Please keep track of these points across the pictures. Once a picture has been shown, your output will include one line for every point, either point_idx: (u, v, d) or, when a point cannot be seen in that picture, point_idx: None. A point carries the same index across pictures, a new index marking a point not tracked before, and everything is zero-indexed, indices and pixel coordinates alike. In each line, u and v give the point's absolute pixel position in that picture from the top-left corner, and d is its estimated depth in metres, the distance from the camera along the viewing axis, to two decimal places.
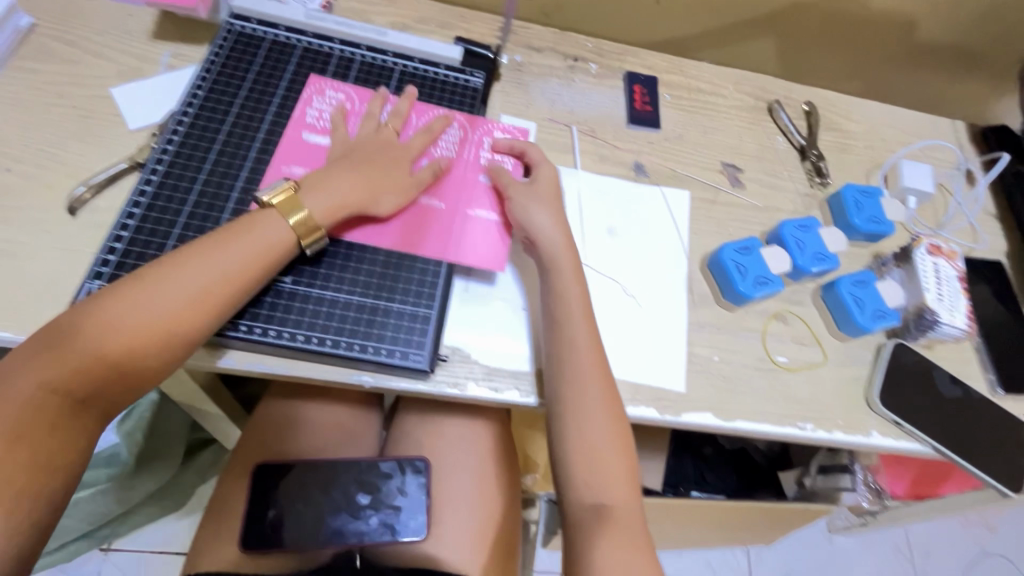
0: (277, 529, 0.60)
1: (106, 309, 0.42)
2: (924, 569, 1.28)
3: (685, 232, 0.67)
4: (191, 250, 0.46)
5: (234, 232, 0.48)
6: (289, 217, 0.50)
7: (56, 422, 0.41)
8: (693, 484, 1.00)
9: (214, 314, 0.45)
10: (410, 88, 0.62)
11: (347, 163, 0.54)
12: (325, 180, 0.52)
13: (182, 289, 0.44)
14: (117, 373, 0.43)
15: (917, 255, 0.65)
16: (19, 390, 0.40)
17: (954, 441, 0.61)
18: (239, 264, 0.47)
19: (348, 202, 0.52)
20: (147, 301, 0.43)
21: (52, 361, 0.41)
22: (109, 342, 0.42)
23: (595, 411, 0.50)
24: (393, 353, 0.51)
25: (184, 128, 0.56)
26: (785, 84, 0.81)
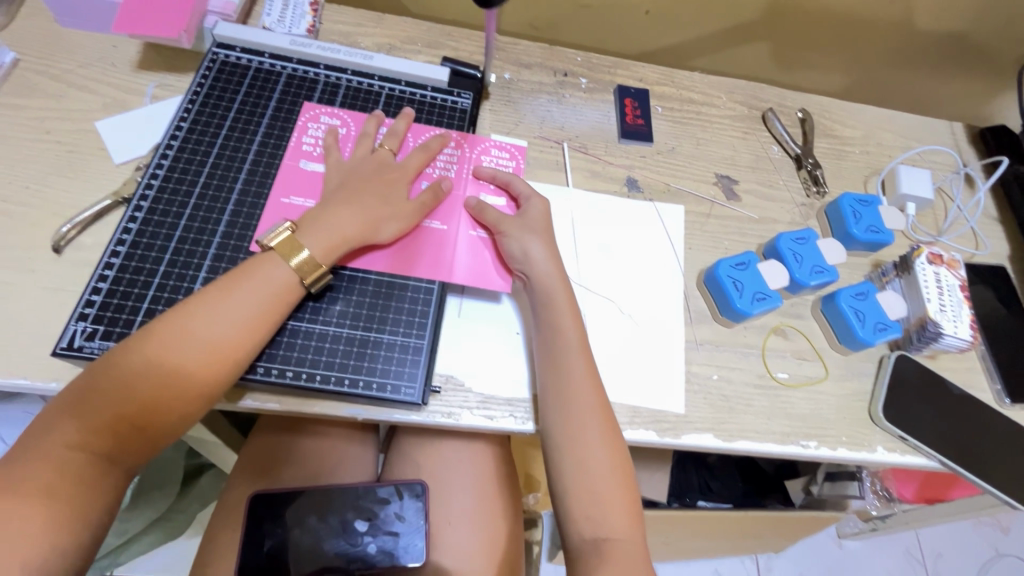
0: (274, 559, 0.59)
1: (125, 363, 0.43)
2: (936, 573, 1.26)
3: (680, 248, 0.66)
4: (207, 296, 0.46)
5: (243, 275, 0.47)
6: (290, 259, 0.49)
7: (86, 478, 0.41)
8: (699, 494, 0.99)
9: (231, 360, 0.45)
10: (408, 109, 0.62)
11: (344, 194, 0.53)
12: (323, 215, 0.51)
13: (197, 338, 0.44)
14: (142, 428, 0.43)
15: (917, 264, 0.64)
16: (47, 451, 0.40)
17: (962, 455, 0.60)
18: (251, 307, 0.46)
19: (347, 236, 0.51)
20: (163, 353, 0.43)
21: (81, 421, 0.41)
22: (131, 396, 0.42)
23: (592, 440, 0.49)
24: (385, 386, 0.51)
25: (169, 162, 0.55)
26: (779, 91, 0.80)
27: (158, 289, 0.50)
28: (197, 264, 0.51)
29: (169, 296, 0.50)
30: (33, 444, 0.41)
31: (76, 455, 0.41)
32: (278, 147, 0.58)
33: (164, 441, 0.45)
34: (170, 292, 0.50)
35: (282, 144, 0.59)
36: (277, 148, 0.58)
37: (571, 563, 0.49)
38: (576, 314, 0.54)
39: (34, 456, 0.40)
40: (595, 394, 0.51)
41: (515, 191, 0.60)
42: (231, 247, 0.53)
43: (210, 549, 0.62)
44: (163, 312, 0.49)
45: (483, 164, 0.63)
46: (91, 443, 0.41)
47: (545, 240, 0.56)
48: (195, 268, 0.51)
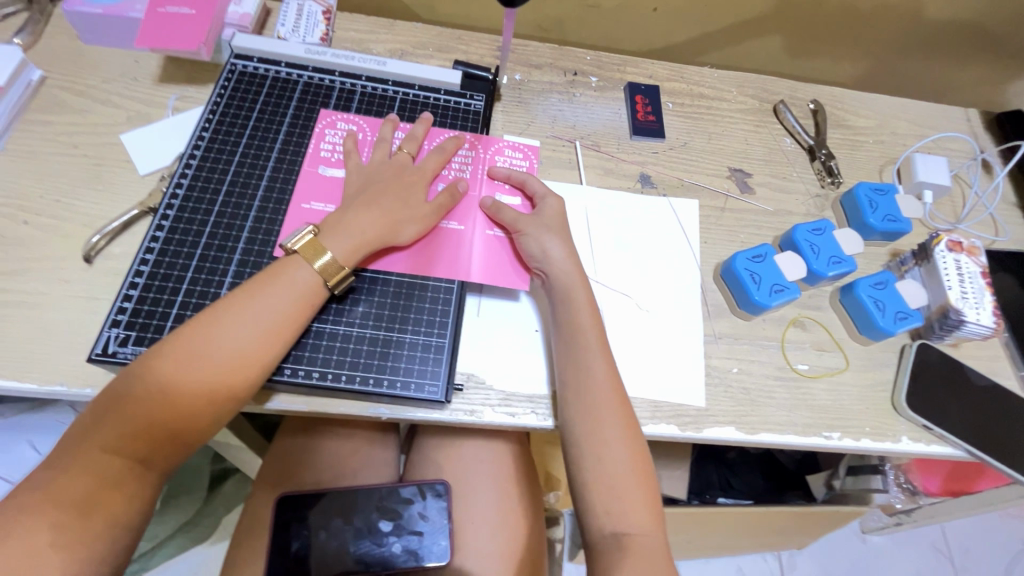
0: (302, 560, 0.60)
1: (157, 368, 0.43)
2: (964, 567, 1.24)
3: (695, 242, 0.66)
4: (236, 302, 0.47)
5: (268, 280, 0.48)
6: (314, 262, 0.50)
7: (122, 483, 0.42)
8: (719, 491, 0.99)
9: (259, 364, 0.46)
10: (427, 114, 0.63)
11: (364, 198, 0.54)
12: (344, 220, 0.52)
13: (226, 343, 0.45)
14: (174, 432, 0.44)
15: (937, 252, 0.63)
16: (84, 457, 0.41)
17: (990, 443, 0.59)
18: (278, 311, 0.47)
19: (368, 239, 0.52)
20: (194, 359, 0.44)
21: (117, 428, 0.42)
22: (163, 401, 0.43)
23: (613, 435, 0.50)
24: (408, 385, 0.51)
25: (193, 171, 0.57)
26: (790, 83, 0.80)
27: (186, 295, 0.51)
28: (223, 269, 0.53)
29: (197, 301, 0.51)
30: (71, 449, 0.41)
31: (112, 460, 0.42)
32: (297, 153, 0.60)
33: (194, 445, 0.46)
34: (198, 298, 0.51)
35: (301, 150, 0.60)
36: (296, 154, 0.59)
37: (592, 556, 0.49)
38: (594, 310, 0.54)
39: (71, 461, 0.41)
40: (614, 389, 0.51)
41: (531, 191, 0.60)
42: (255, 253, 0.54)
43: (238, 550, 0.63)
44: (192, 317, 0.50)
45: (497, 164, 0.63)
46: (125, 448, 0.42)
47: (562, 238, 0.57)
48: (221, 274, 0.52)
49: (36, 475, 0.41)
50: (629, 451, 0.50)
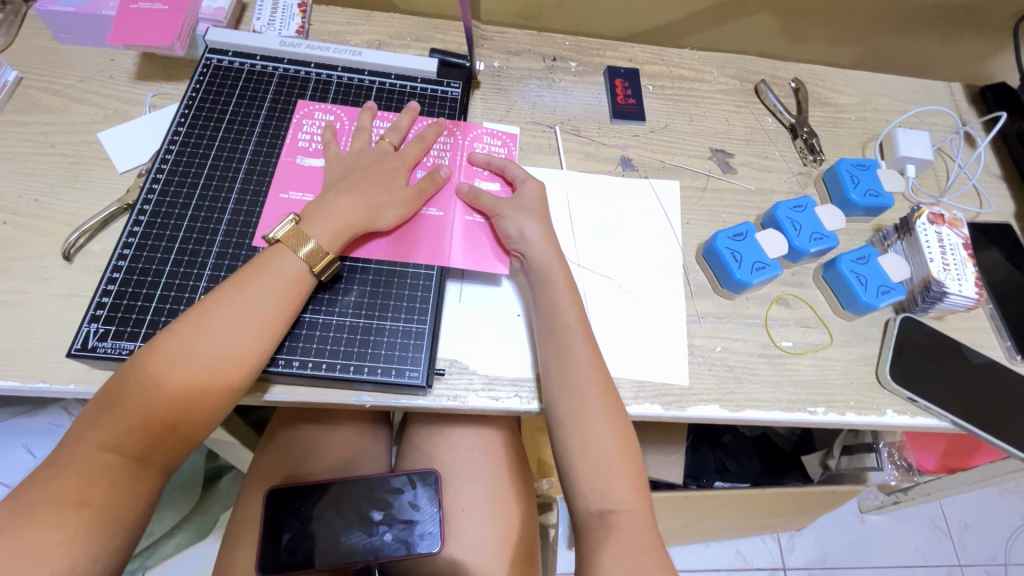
0: (292, 553, 0.60)
1: (151, 365, 0.43)
2: (963, 543, 1.24)
3: (677, 222, 0.66)
4: (225, 296, 0.47)
5: (257, 272, 0.48)
6: (299, 250, 0.50)
7: (119, 482, 0.42)
8: (715, 474, 0.99)
9: (254, 354, 0.46)
10: (412, 104, 0.62)
11: (344, 185, 0.54)
12: (323, 207, 0.52)
13: (220, 334, 0.45)
14: (172, 428, 0.44)
15: (918, 225, 0.63)
16: (83, 456, 0.41)
17: (975, 413, 0.59)
18: (269, 301, 0.47)
19: (350, 224, 0.52)
20: (188, 354, 0.44)
21: (114, 427, 0.42)
22: (161, 396, 0.43)
23: (596, 411, 0.50)
24: (390, 371, 0.52)
25: (169, 167, 0.57)
26: (771, 63, 0.80)
27: (164, 289, 0.51)
28: (202, 262, 0.53)
29: (175, 295, 0.51)
30: (69, 450, 0.42)
31: (110, 458, 0.42)
32: (274, 145, 0.60)
33: (193, 440, 0.46)
34: (177, 291, 0.51)
35: (278, 142, 0.60)
36: (273, 147, 0.59)
37: (577, 536, 0.49)
38: (574, 291, 0.54)
39: (70, 461, 0.41)
40: (594, 366, 0.52)
41: (509, 175, 0.60)
42: (234, 245, 0.54)
43: (232, 545, 0.63)
44: (171, 310, 0.50)
45: (475, 151, 0.63)
46: (124, 446, 0.42)
47: (541, 220, 0.57)
48: (199, 267, 0.53)
49: (33, 477, 0.41)
50: (613, 426, 0.50)
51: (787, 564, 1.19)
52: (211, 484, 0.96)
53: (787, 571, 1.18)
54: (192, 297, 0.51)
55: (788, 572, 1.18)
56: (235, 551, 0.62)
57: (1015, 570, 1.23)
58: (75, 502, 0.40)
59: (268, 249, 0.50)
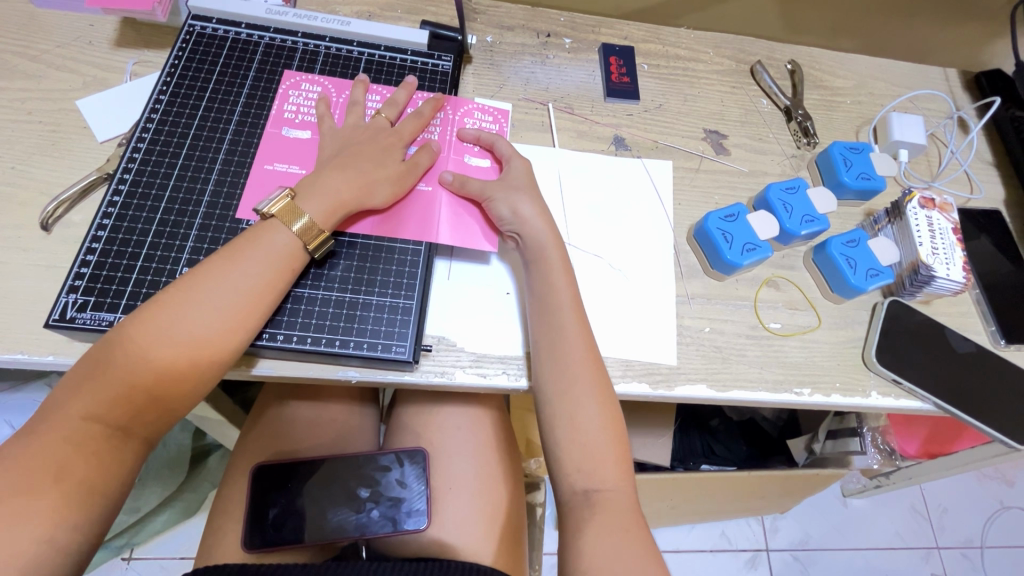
0: (279, 528, 0.60)
1: (137, 333, 0.42)
2: (941, 527, 1.27)
3: (669, 203, 0.65)
4: (213, 267, 0.46)
5: (246, 243, 0.47)
6: (292, 224, 0.49)
7: (102, 453, 0.41)
8: (701, 457, 1.00)
9: (245, 327, 0.46)
10: (411, 79, 0.61)
11: (339, 161, 0.53)
12: (318, 182, 0.51)
13: (210, 305, 0.44)
14: (156, 399, 0.43)
15: (909, 210, 0.63)
16: (66, 425, 0.40)
17: (957, 396, 0.60)
18: (260, 274, 0.47)
19: (344, 199, 0.51)
20: (174, 324, 0.43)
21: (97, 396, 0.41)
22: (147, 365, 0.42)
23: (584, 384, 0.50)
24: (377, 346, 0.51)
25: (150, 136, 0.55)
26: (767, 44, 0.79)
27: (146, 260, 0.50)
28: (184, 234, 0.52)
29: (156, 267, 0.50)
30: (49, 418, 0.41)
31: (92, 427, 0.41)
32: (259, 116, 0.58)
33: (179, 412, 0.45)
34: (158, 263, 0.50)
35: (264, 112, 0.58)
36: (258, 117, 0.58)
37: (564, 515, 0.49)
38: (570, 272, 0.54)
39: (50, 430, 0.40)
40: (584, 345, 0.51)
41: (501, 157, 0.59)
42: (217, 217, 0.53)
43: (217, 521, 0.63)
44: (152, 282, 0.49)
45: (466, 126, 0.62)
46: (107, 414, 0.41)
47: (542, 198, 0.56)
48: (181, 239, 0.51)
49: (12, 445, 0.40)
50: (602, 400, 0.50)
51: (770, 546, 1.21)
52: (198, 462, 0.95)
53: (770, 552, 1.21)
54: (174, 270, 0.50)
55: (771, 554, 1.21)
56: (220, 527, 0.62)
57: (990, 553, 1.26)
58: (53, 474, 0.39)
59: (257, 223, 0.50)
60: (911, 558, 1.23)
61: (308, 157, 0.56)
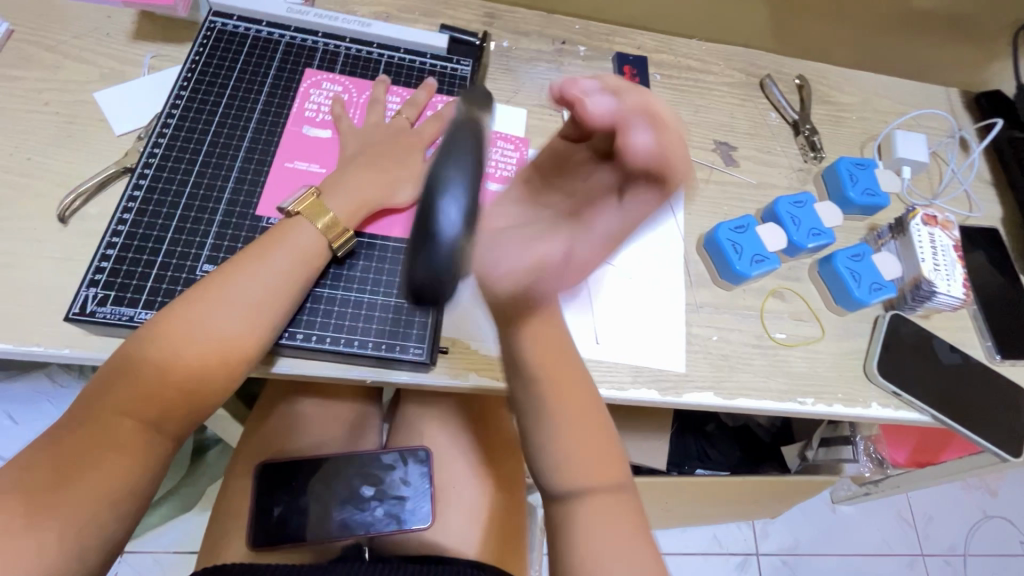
0: (284, 524, 0.61)
1: (169, 329, 0.43)
2: (926, 535, 1.30)
3: (680, 212, 0.66)
4: (241, 266, 0.47)
5: (274, 242, 0.48)
6: (318, 222, 0.50)
7: (133, 448, 0.42)
8: (697, 462, 1.01)
9: (272, 325, 0.47)
10: (430, 80, 0.62)
11: (363, 159, 0.54)
12: (342, 180, 0.53)
13: (239, 302, 0.45)
14: (189, 395, 0.44)
15: (912, 226, 0.65)
16: (100, 418, 0.41)
17: (953, 408, 0.62)
18: (286, 272, 0.48)
19: (367, 197, 0.53)
20: (207, 323, 0.44)
21: (131, 394, 0.42)
22: (179, 362, 0.43)
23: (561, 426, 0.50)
24: (394, 347, 0.52)
25: (170, 131, 0.55)
26: (776, 58, 0.80)
27: (166, 256, 0.50)
28: (204, 231, 0.52)
29: (176, 263, 0.50)
30: (82, 416, 0.41)
31: (127, 424, 0.41)
32: (279, 115, 0.58)
33: (208, 409, 0.46)
34: (178, 259, 0.50)
35: (285, 110, 0.59)
36: (279, 115, 0.58)
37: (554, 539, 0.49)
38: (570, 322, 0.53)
39: (84, 426, 0.41)
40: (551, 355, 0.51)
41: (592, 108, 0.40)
42: (238, 214, 0.53)
43: (223, 517, 0.63)
44: (172, 278, 0.50)
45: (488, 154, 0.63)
46: (141, 411, 0.42)
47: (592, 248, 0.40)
48: (201, 235, 0.52)
49: (47, 439, 0.40)
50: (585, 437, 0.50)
51: (760, 550, 1.23)
52: (197, 458, 0.94)
53: (760, 556, 1.23)
54: (194, 266, 0.50)
55: (760, 558, 1.23)
56: (226, 523, 0.62)
57: (972, 560, 1.29)
58: (89, 465, 0.40)
59: (279, 223, 0.50)
60: (896, 565, 1.26)
61: (328, 156, 0.57)
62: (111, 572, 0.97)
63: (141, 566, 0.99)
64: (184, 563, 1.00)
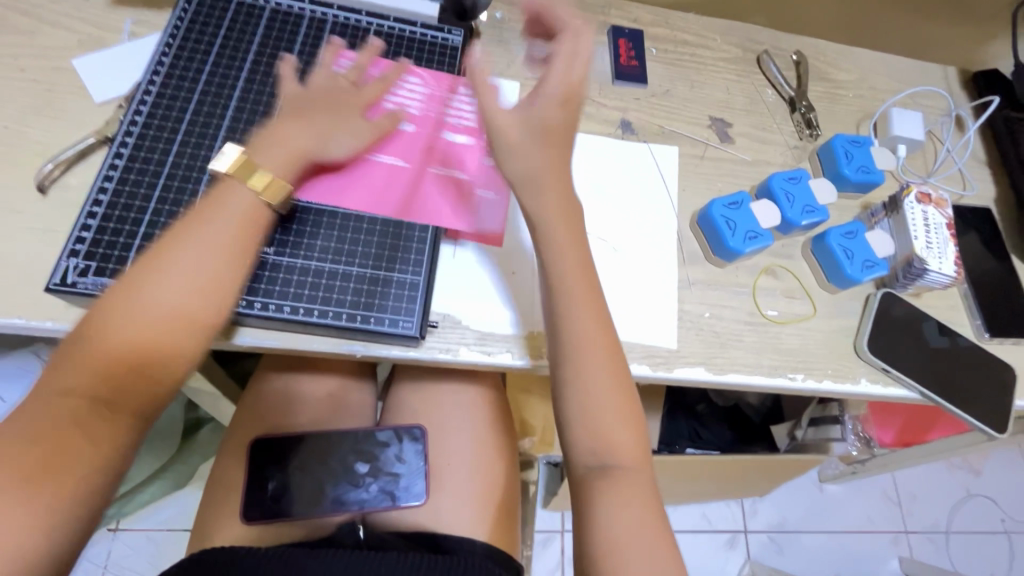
0: (279, 501, 0.61)
1: (111, 308, 0.42)
2: (911, 513, 1.33)
3: (673, 189, 0.66)
4: (177, 234, 0.45)
5: (210, 207, 0.47)
6: (249, 180, 0.48)
7: (91, 424, 0.41)
8: (689, 441, 1.01)
9: (215, 291, 0.45)
10: (375, 40, 0.59)
11: (297, 113, 0.52)
12: (273, 136, 0.50)
13: (177, 271, 0.44)
14: (142, 368, 0.43)
15: (906, 204, 0.65)
16: (47, 399, 0.40)
17: (940, 385, 0.62)
18: (227, 235, 0.46)
19: (301, 153, 0.50)
20: (150, 295, 0.43)
21: (75, 370, 0.41)
22: (127, 339, 0.42)
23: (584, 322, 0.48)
24: (383, 321, 0.51)
25: (152, 98, 0.54)
26: (774, 34, 0.79)
27: (150, 225, 0.49)
28: (188, 201, 0.51)
29: (160, 234, 0.49)
30: (34, 398, 0.41)
31: (75, 401, 0.41)
32: (264, 83, 0.57)
33: (169, 383, 0.45)
34: (162, 229, 0.49)
35: (271, 78, 0.57)
36: (264, 84, 0.57)
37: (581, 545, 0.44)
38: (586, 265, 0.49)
39: (34, 408, 0.40)
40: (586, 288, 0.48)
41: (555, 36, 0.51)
42: None
43: (213, 491, 0.63)
44: (155, 249, 0.48)
45: (453, 105, 0.61)
46: (88, 388, 0.41)
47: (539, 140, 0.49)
48: (185, 207, 0.50)
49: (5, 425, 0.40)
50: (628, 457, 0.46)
51: (748, 527, 1.25)
52: (190, 435, 0.94)
53: (748, 533, 1.25)
54: None
55: (748, 535, 1.25)
56: (217, 498, 0.62)
57: (954, 537, 1.32)
58: (58, 441, 0.40)
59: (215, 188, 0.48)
60: (880, 541, 1.29)
61: None
62: (106, 550, 0.98)
63: (135, 543, 0.99)
64: (179, 540, 1.00)
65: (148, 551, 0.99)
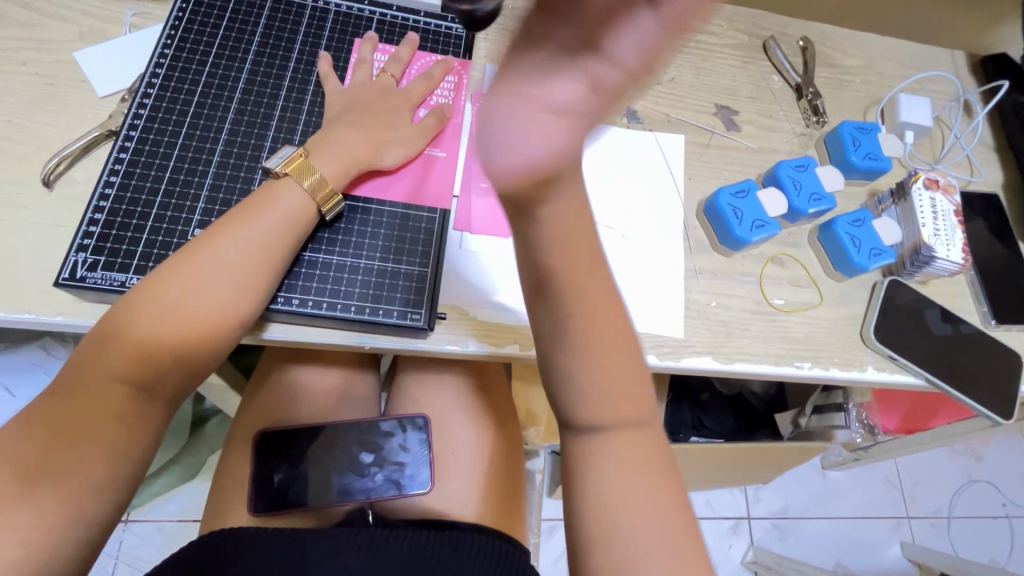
0: (286, 491, 0.61)
1: (153, 296, 0.43)
2: (912, 497, 1.34)
3: (680, 178, 0.65)
4: (225, 228, 0.46)
5: (259, 205, 0.48)
6: (302, 181, 0.50)
7: (126, 412, 0.41)
8: (692, 429, 1.02)
9: (252, 286, 0.45)
10: (411, 36, 0.60)
11: (349, 117, 0.54)
12: (329, 140, 0.52)
13: (218, 264, 0.44)
14: (180, 358, 0.43)
15: (914, 190, 0.65)
16: (89, 382, 0.40)
17: (947, 372, 0.62)
18: (274, 234, 0.47)
19: (358, 157, 0.52)
20: (200, 287, 0.44)
21: (119, 354, 0.41)
22: (169, 326, 0.43)
23: None
24: (391, 312, 0.51)
25: (156, 91, 0.53)
26: (780, 19, 0.78)
27: (157, 220, 0.49)
28: (194, 195, 0.50)
29: (167, 227, 0.49)
30: (74, 381, 0.41)
31: (119, 389, 0.41)
32: (268, 75, 0.56)
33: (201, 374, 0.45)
34: (169, 224, 0.49)
35: (274, 70, 0.57)
36: (268, 75, 0.56)
37: None
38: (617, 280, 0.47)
39: (73, 390, 0.40)
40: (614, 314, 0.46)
41: None
42: (228, 178, 0.52)
43: (224, 481, 0.63)
44: (163, 243, 0.48)
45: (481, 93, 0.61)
46: (130, 374, 0.41)
47: None
48: (192, 200, 0.50)
49: (38, 405, 0.40)
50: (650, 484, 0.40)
51: (751, 514, 1.26)
52: (197, 428, 0.95)
53: (751, 520, 1.26)
54: (185, 232, 0.49)
55: (752, 521, 1.26)
56: (229, 489, 0.62)
57: (955, 522, 1.34)
58: (85, 428, 0.40)
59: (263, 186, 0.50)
60: (881, 526, 1.30)
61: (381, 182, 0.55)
62: (116, 541, 0.99)
63: (144, 534, 1.00)
64: (189, 531, 1.01)
65: (158, 541, 1.00)
